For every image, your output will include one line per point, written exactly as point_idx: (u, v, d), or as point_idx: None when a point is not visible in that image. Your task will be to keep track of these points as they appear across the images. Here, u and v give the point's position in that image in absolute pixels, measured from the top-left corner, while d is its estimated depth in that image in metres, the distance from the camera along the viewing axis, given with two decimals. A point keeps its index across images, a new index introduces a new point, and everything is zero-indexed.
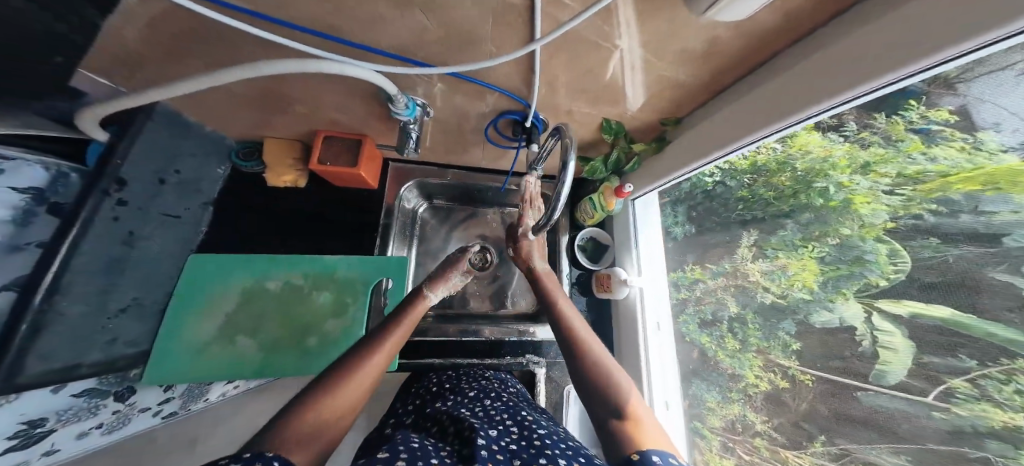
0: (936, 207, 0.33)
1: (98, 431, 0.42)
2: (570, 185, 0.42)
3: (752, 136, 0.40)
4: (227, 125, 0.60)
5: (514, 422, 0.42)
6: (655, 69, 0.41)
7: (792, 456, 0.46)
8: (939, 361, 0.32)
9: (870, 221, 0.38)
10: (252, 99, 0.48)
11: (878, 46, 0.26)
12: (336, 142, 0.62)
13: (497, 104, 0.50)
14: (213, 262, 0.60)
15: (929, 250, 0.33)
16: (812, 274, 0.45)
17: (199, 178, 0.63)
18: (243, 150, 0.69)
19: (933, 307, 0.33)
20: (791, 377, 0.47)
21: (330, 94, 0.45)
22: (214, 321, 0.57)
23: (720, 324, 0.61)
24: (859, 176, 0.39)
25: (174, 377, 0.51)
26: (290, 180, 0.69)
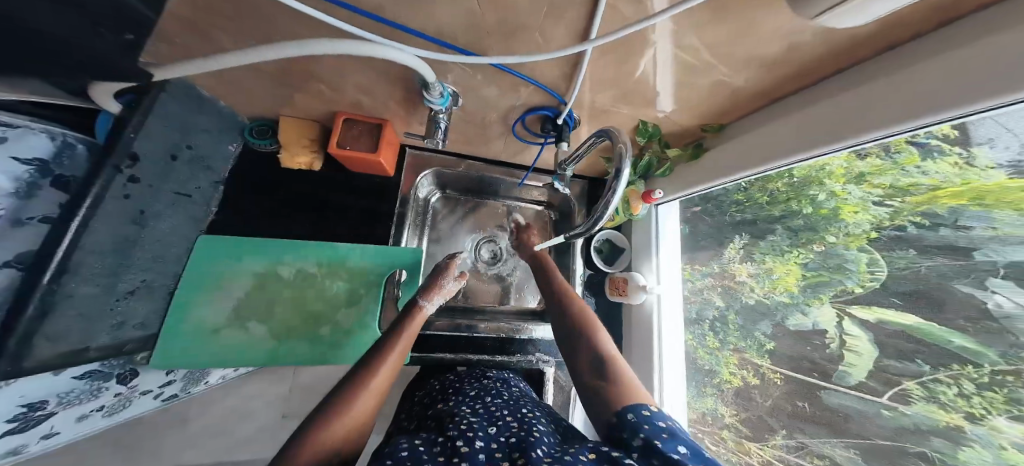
0: (920, 219, 0.39)
1: (97, 414, 0.43)
2: (622, 192, 0.40)
3: (809, 153, 0.38)
4: (241, 102, 0.56)
5: (514, 419, 0.41)
6: (712, 74, 0.38)
7: (754, 447, 0.56)
8: (897, 365, 0.40)
9: (855, 230, 0.45)
10: (272, 75, 0.44)
11: (974, 74, 0.24)
12: (355, 126, 0.60)
13: (529, 98, 0.47)
14: (218, 242, 0.58)
15: (904, 262, 0.40)
16: (794, 278, 0.53)
17: (212, 153, 0.60)
18: (256, 127, 0.66)
19: (902, 315, 0.40)
20: (762, 374, 0.56)
21: (359, 74, 0.42)
22: (224, 303, 0.56)
23: (703, 323, 0.69)
24: (852, 185, 0.44)
25: (185, 358, 0.51)
26: (306, 162, 0.66)
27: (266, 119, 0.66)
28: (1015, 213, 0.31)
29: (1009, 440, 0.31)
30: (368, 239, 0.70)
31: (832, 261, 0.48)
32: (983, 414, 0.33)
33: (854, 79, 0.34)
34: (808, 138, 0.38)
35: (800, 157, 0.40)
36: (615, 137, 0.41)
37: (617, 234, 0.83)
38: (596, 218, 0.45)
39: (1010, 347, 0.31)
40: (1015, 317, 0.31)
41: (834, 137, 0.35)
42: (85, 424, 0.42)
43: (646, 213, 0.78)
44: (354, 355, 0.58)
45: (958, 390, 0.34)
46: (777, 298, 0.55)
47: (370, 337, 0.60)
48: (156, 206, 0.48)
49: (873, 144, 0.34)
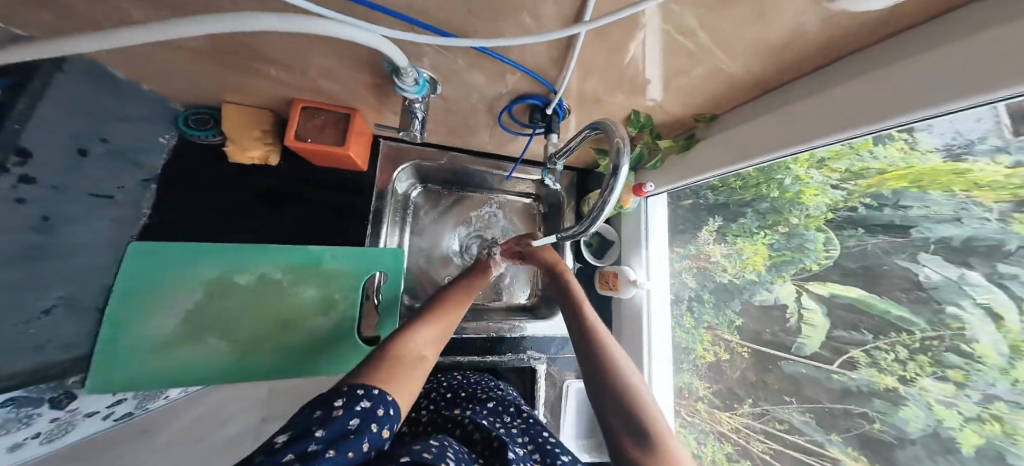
0: (869, 200, 0.43)
1: (34, 441, 0.38)
2: (620, 191, 0.38)
3: (819, 142, 0.36)
4: (164, 84, 0.49)
5: (535, 446, 0.45)
6: (711, 61, 0.36)
7: (725, 415, 0.62)
8: (843, 334, 0.46)
9: (814, 212, 0.50)
10: (206, 57, 0.38)
11: (964, 71, 0.23)
12: (317, 115, 0.55)
13: (517, 85, 0.43)
14: (163, 250, 0.54)
15: (856, 239, 0.45)
16: (761, 257, 0.58)
17: (132, 144, 0.53)
18: (194, 116, 0.62)
19: (847, 288, 0.46)
20: (731, 348, 0.62)
21: (316, 58, 0.37)
22: (172, 318, 0.52)
23: (681, 303, 0.74)
24: (814, 170, 0.46)
25: (135, 376, 0.49)
26: (260, 155, 0.63)
27: (206, 107, 0.62)
28: (943, 194, 0.37)
29: (934, 398, 0.37)
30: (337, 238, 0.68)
31: (795, 241, 0.53)
32: (913, 376, 0.39)
33: (854, 69, 0.32)
34: (807, 131, 0.36)
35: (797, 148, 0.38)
36: (611, 131, 0.38)
37: (607, 227, 0.84)
38: (595, 218, 0.42)
39: (936, 314, 0.37)
40: (940, 286, 0.37)
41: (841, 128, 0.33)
42: (22, 454, 0.37)
43: (636, 206, 0.77)
44: (330, 365, 0.58)
45: (895, 356, 0.40)
46: (746, 277, 0.60)
47: (346, 344, 0.59)
48: (72, 207, 0.44)
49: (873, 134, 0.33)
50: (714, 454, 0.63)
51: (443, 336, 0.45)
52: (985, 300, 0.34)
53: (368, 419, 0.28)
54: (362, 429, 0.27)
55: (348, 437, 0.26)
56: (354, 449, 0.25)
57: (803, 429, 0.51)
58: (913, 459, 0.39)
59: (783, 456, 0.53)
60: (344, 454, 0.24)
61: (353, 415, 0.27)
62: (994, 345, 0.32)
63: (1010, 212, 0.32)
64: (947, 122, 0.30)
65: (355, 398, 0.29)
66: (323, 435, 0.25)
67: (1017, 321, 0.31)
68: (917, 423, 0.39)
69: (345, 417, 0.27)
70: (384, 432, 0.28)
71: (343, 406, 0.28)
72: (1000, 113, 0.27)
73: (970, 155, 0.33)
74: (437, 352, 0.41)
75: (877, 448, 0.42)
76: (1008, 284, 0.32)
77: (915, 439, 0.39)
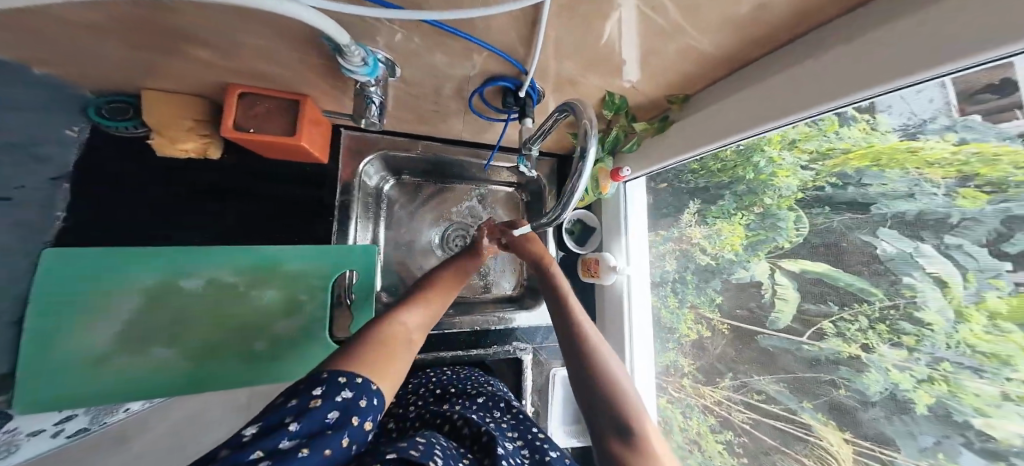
0: (835, 180, 0.45)
1: None
2: (587, 178, 0.37)
3: (793, 119, 0.36)
4: (71, 71, 0.43)
5: (525, 443, 0.44)
6: (683, 38, 0.35)
7: (707, 389, 0.65)
8: (813, 307, 0.47)
9: (785, 193, 0.51)
10: (122, 43, 0.34)
11: (941, 37, 0.22)
12: (257, 102, 0.50)
13: (485, 65, 0.41)
14: (87, 255, 0.49)
15: (823, 216, 0.47)
16: (738, 237, 0.59)
17: (21, 138, 0.48)
18: (107, 104, 0.55)
19: (814, 263, 0.48)
20: (713, 326, 0.64)
21: (245, 35, 0.33)
22: (105, 329, 0.48)
23: (666, 285, 0.75)
24: (786, 151, 0.48)
25: (77, 392, 0.46)
26: (196, 147, 0.58)
27: (119, 95, 0.54)
28: (899, 172, 0.38)
29: (891, 362, 0.39)
30: (293, 230, 0.67)
31: (768, 221, 0.54)
32: (874, 343, 0.41)
33: (830, 40, 0.31)
34: (786, 105, 0.36)
35: (771, 125, 0.39)
36: (579, 112, 0.36)
37: (588, 213, 0.87)
38: (566, 203, 0.41)
39: (893, 284, 0.39)
40: (895, 258, 0.39)
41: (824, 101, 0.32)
42: None
43: (615, 192, 0.80)
44: (297, 371, 0.56)
45: (858, 325, 0.42)
46: (725, 257, 0.62)
47: (318, 346, 0.57)
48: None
49: (835, 110, 0.34)
50: (700, 427, 0.66)
51: (427, 322, 0.42)
52: (935, 271, 0.35)
53: (349, 412, 0.25)
54: (342, 424, 0.24)
55: (326, 433, 0.23)
56: (332, 447, 0.23)
57: (777, 397, 0.53)
58: (873, 419, 0.41)
59: (760, 425, 0.55)
60: (320, 452, 0.22)
61: (332, 408, 0.24)
62: (941, 311, 0.35)
63: (955, 187, 0.33)
64: (902, 102, 0.33)
65: (336, 386, 0.25)
66: (297, 430, 0.22)
67: (963, 289, 0.33)
68: (876, 387, 0.41)
69: (323, 409, 0.24)
70: (366, 424, 0.26)
71: (321, 396, 0.24)
72: (949, 92, 0.30)
73: (922, 134, 0.35)
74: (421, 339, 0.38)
75: (843, 413, 0.44)
76: (953, 254, 0.34)
77: (876, 402, 0.41)
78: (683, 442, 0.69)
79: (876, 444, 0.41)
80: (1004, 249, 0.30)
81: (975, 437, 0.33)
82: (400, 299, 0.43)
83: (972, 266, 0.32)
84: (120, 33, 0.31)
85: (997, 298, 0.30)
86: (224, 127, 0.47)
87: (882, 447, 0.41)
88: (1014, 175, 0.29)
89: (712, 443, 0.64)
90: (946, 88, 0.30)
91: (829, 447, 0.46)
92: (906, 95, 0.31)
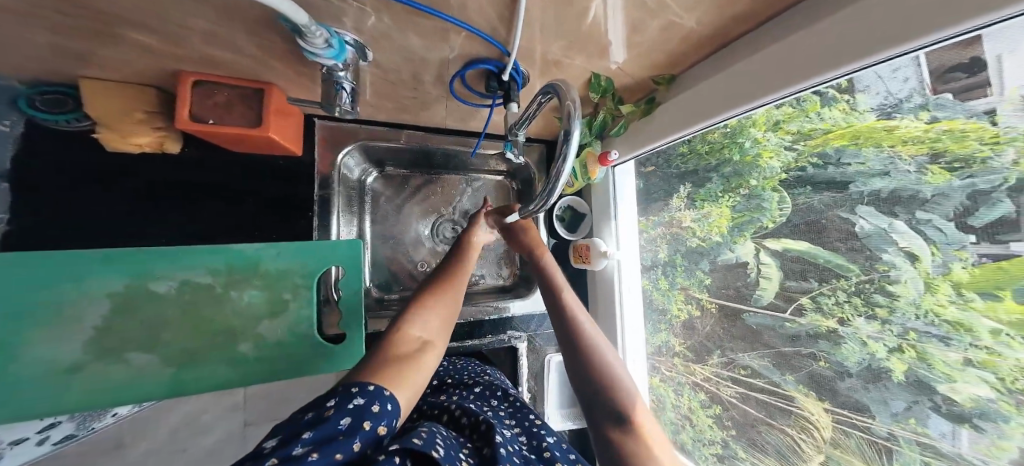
0: (816, 160, 0.45)
1: (32, 440, 0.49)
2: (574, 159, 0.36)
3: (778, 94, 0.36)
4: (5, 64, 0.39)
5: (522, 430, 0.45)
6: (666, 15, 0.34)
7: (698, 367, 0.67)
8: (796, 284, 0.48)
9: (770, 173, 0.51)
10: (62, 29, 0.31)
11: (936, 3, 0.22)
12: (216, 91, 0.47)
13: (464, 48, 0.39)
14: (40, 262, 0.45)
15: (803, 195, 0.47)
16: (725, 219, 0.60)
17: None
18: (40, 95, 0.49)
19: (796, 242, 0.48)
20: (701, 305, 0.66)
21: (195, 19, 0.31)
22: (72, 338, 0.46)
23: (656, 268, 0.76)
24: (770, 132, 0.48)
25: (45, 404, 0.44)
26: (149, 139, 0.54)
27: (55, 86, 0.48)
28: (875, 150, 0.39)
29: (865, 334, 0.41)
30: (274, 227, 0.67)
31: (754, 202, 0.54)
32: (850, 316, 0.42)
33: (817, 13, 0.30)
34: (772, 83, 0.36)
35: (757, 102, 0.39)
36: (564, 94, 0.35)
37: (578, 199, 0.87)
38: (551, 189, 0.41)
39: (868, 260, 0.40)
40: (872, 235, 0.40)
41: (809, 76, 0.32)
42: (24, 450, 0.48)
43: (604, 176, 0.80)
44: (289, 371, 0.54)
45: (835, 299, 0.43)
46: (712, 239, 0.63)
47: (308, 345, 0.56)
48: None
49: (812, 88, 0.35)
50: (691, 403, 0.69)
51: (445, 325, 0.41)
52: (907, 246, 0.36)
53: (361, 418, 0.26)
54: (354, 429, 0.25)
55: (338, 439, 0.24)
56: (344, 450, 0.23)
57: (762, 372, 0.54)
58: (850, 388, 0.43)
59: (747, 398, 0.57)
60: (330, 455, 0.22)
61: (345, 414, 0.25)
62: (912, 284, 0.36)
63: (926, 164, 0.34)
64: (879, 81, 0.33)
65: (348, 396, 0.27)
66: (309, 438, 0.23)
67: (931, 262, 0.35)
68: (854, 358, 0.42)
69: (335, 417, 0.25)
70: (381, 428, 0.26)
71: (335, 406, 0.26)
72: (923, 71, 0.31)
73: (898, 112, 0.35)
74: (439, 346, 0.38)
75: (823, 384, 0.46)
76: (923, 228, 0.35)
77: (853, 372, 0.43)
78: (676, 417, 0.72)
79: (852, 412, 0.44)
80: (970, 222, 0.31)
81: (941, 401, 0.35)
82: (412, 301, 0.43)
83: (941, 240, 0.34)
84: (51, 16, 0.28)
85: (962, 269, 0.32)
86: (179, 119, 0.44)
87: (858, 414, 0.43)
88: (979, 151, 0.30)
89: (703, 418, 0.66)
90: (921, 67, 0.30)
91: (810, 416, 0.49)
92: (883, 74, 0.32)
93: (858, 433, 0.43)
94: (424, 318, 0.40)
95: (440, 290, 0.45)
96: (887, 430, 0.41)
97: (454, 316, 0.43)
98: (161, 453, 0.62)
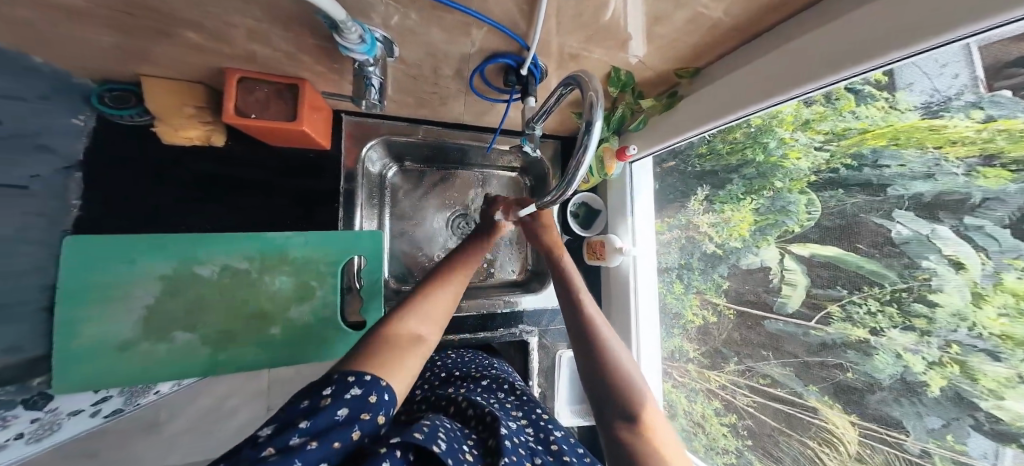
0: (849, 161, 0.43)
1: (87, 411, 0.53)
2: (592, 153, 0.36)
3: (808, 87, 0.34)
4: (74, 61, 0.43)
5: (529, 421, 0.45)
6: (693, 6, 0.33)
7: (712, 374, 0.66)
8: (824, 292, 0.46)
9: (797, 175, 0.49)
10: (121, 28, 0.34)
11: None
12: (255, 87, 0.50)
13: (484, 42, 0.40)
14: (105, 245, 0.50)
15: (835, 198, 0.45)
16: (747, 224, 0.58)
17: (32, 128, 0.50)
18: (109, 92, 0.55)
19: (826, 248, 0.46)
20: (718, 310, 0.64)
21: (238, 17, 0.33)
22: (128, 316, 0.50)
23: (671, 271, 0.75)
24: (799, 132, 0.47)
25: (101, 382, 0.48)
26: (200, 135, 0.58)
27: (121, 83, 0.54)
28: (918, 151, 0.36)
29: (902, 346, 0.38)
30: (301, 220, 0.70)
31: (778, 204, 0.53)
32: (882, 327, 0.40)
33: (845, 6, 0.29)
34: (796, 77, 0.35)
35: (782, 98, 0.38)
36: (585, 85, 0.35)
37: (592, 195, 0.87)
38: (568, 181, 0.40)
39: (906, 268, 0.37)
40: (910, 242, 0.37)
41: (839, 69, 0.30)
42: (78, 421, 0.53)
43: (620, 173, 0.79)
44: (314, 352, 0.58)
45: (867, 309, 0.41)
46: (731, 244, 0.61)
47: (330, 329, 0.59)
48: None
49: (842, 83, 0.33)
50: (704, 410, 0.67)
51: (442, 317, 0.42)
52: (952, 253, 0.34)
53: (359, 409, 0.27)
54: (352, 419, 0.26)
55: (336, 429, 0.25)
56: (341, 439, 0.25)
57: (783, 382, 0.53)
58: (881, 401, 0.41)
59: (765, 408, 0.56)
60: (329, 444, 0.24)
61: (342, 405, 0.26)
62: (957, 293, 0.33)
63: (977, 166, 0.32)
64: (924, 78, 0.32)
65: (345, 386, 0.28)
66: (307, 427, 0.24)
67: (979, 271, 0.32)
68: (886, 370, 0.40)
69: (333, 408, 0.26)
70: (379, 418, 0.28)
71: (331, 395, 0.27)
72: (977, 68, 0.29)
73: (947, 111, 0.33)
74: (434, 337, 0.39)
75: (850, 396, 0.44)
76: (972, 235, 0.32)
77: (885, 385, 0.41)
78: (688, 424, 0.71)
79: (882, 426, 0.41)
80: None
81: (984, 419, 0.33)
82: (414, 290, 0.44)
83: (993, 248, 0.31)
84: (117, 16, 0.31)
85: (1017, 279, 0.29)
86: (225, 114, 0.47)
87: (888, 429, 0.41)
88: None
89: (716, 426, 0.65)
90: (973, 65, 0.29)
91: (835, 430, 0.47)
92: (928, 70, 0.31)
93: (886, 448, 0.41)
94: (421, 312, 0.40)
95: (440, 282, 0.46)
96: (921, 447, 0.38)
97: (451, 308, 0.44)
98: (197, 432, 0.63)
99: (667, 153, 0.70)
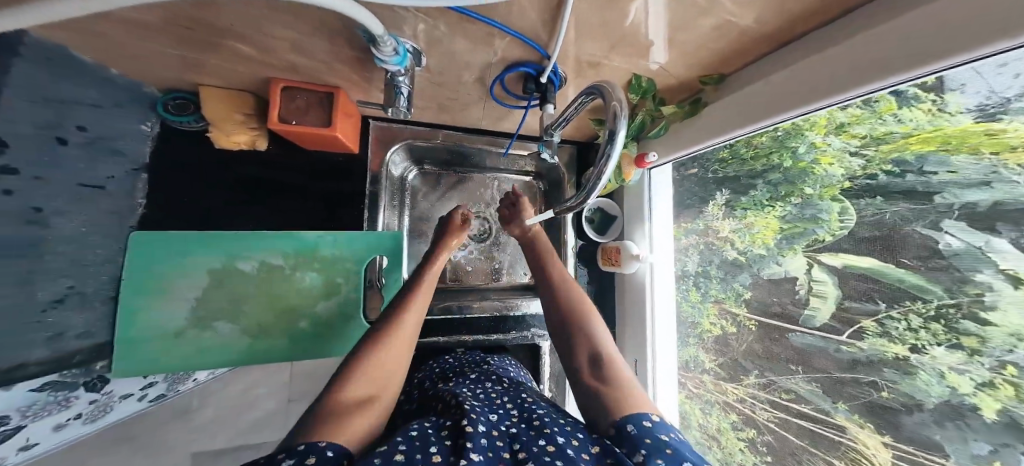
0: (890, 167, 0.41)
1: (134, 396, 0.57)
2: (616, 160, 0.36)
3: (855, 91, 0.32)
4: (138, 71, 0.47)
5: (513, 405, 0.44)
6: (718, 13, 0.33)
7: (730, 387, 0.63)
8: (858, 306, 0.44)
9: (829, 181, 0.47)
10: (178, 41, 0.37)
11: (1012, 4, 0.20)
12: (296, 96, 0.53)
13: (506, 51, 0.41)
14: (164, 241, 0.55)
15: (873, 207, 0.43)
16: (771, 231, 0.56)
17: (112, 134, 0.54)
18: (173, 100, 0.60)
19: (861, 258, 0.44)
20: (739, 321, 0.62)
21: (281, 31, 0.35)
22: (178, 305, 0.55)
23: (688, 278, 0.74)
24: (832, 136, 0.45)
25: (150, 367, 0.53)
26: (246, 139, 0.62)
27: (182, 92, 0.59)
28: (972, 156, 0.33)
29: (947, 365, 0.36)
30: (325, 221, 0.73)
31: (807, 212, 0.51)
32: (925, 344, 0.37)
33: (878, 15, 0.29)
34: (824, 88, 0.35)
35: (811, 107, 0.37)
36: (608, 95, 0.35)
37: (608, 202, 0.85)
38: (589, 190, 0.41)
39: (956, 283, 0.35)
40: (961, 254, 0.35)
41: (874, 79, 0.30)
42: (126, 404, 0.55)
43: (638, 179, 0.78)
44: (342, 343, 0.61)
45: (907, 325, 0.39)
46: (755, 252, 0.59)
47: (356, 327, 0.62)
48: (55, 202, 0.45)
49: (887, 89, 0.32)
50: (720, 423, 0.65)
51: (395, 366, 0.42)
52: (1011, 268, 0.30)
53: None
54: None
55: None
56: None
57: (808, 397, 0.51)
58: (920, 424, 0.39)
59: (788, 424, 0.54)
60: None
61: None
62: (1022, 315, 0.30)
63: None
64: (978, 78, 0.29)
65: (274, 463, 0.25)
66: None
67: None
68: (932, 391, 0.37)
69: None
70: None
71: None
72: None
73: (1006, 114, 0.30)
74: (392, 388, 0.40)
75: (883, 418, 0.42)
76: None
77: (927, 407, 0.38)
78: (701, 437, 0.69)
79: (920, 449, 0.39)
80: None
81: None
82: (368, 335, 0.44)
83: None
84: (178, 31, 0.34)
85: None
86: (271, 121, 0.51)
87: (927, 452, 0.38)
88: None
89: (733, 441, 0.62)
90: None
91: (865, 450, 0.44)
92: (983, 71, 0.27)
93: None
94: (366, 370, 0.39)
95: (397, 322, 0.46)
96: None
97: (410, 340, 0.46)
98: (218, 422, 0.65)
99: (687, 159, 0.68)
